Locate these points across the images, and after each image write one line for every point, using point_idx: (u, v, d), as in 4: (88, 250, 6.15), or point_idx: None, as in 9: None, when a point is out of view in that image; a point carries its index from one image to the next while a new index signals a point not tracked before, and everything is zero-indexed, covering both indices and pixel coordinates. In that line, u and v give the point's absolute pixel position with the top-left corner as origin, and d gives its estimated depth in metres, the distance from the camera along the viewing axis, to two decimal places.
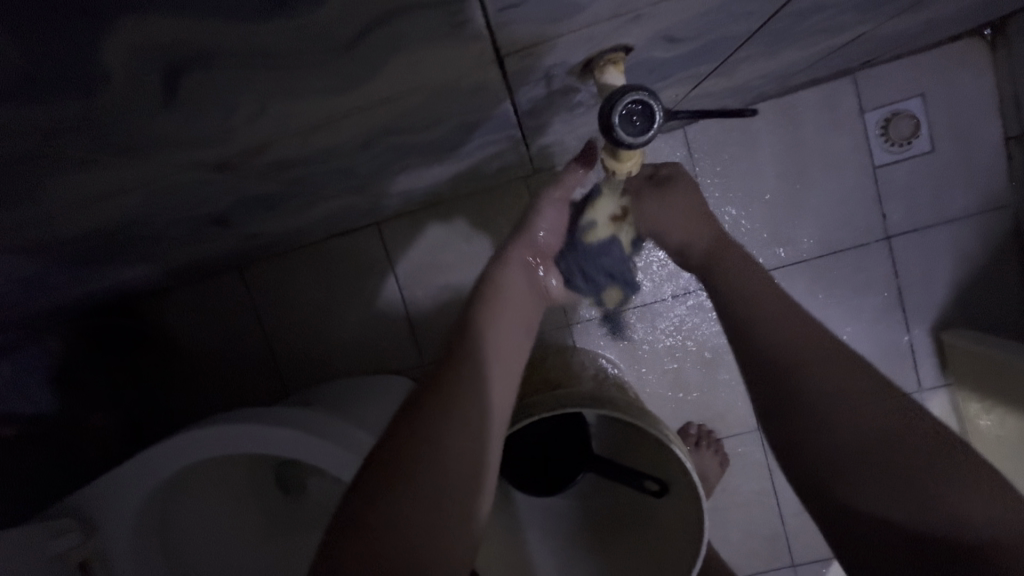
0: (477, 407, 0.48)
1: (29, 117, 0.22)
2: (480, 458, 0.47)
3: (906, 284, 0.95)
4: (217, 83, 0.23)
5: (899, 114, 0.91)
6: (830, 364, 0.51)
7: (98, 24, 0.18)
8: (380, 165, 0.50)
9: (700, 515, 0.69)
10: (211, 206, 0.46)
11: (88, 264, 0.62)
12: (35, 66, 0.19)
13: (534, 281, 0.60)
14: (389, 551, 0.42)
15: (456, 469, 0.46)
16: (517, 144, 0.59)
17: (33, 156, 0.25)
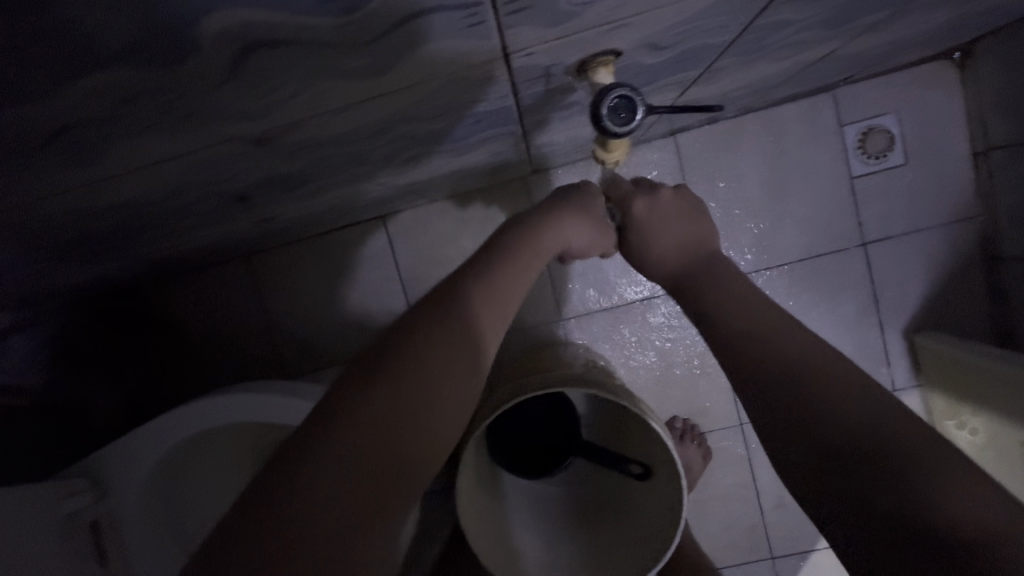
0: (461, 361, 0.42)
1: (118, 86, 0.27)
2: (399, 436, 0.38)
3: (881, 289, 1.01)
4: (274, 62, 0.28)
5: (875, 129, 0.98)
6: (826, 385, 0.43)
7: (194, 12, 0.23)
8: (391, 153, 0.54)
9: (677, 500, 0.72)
10: (239, 182, 0.50)
11: (118, 240, 0.67)
12: (143, 39, 0.24)
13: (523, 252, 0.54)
14: (311, 517, 0.35)
15: (388, 442, 0.38)
16: (516, 140, 0.65)
17: (110, 119, 0.30)
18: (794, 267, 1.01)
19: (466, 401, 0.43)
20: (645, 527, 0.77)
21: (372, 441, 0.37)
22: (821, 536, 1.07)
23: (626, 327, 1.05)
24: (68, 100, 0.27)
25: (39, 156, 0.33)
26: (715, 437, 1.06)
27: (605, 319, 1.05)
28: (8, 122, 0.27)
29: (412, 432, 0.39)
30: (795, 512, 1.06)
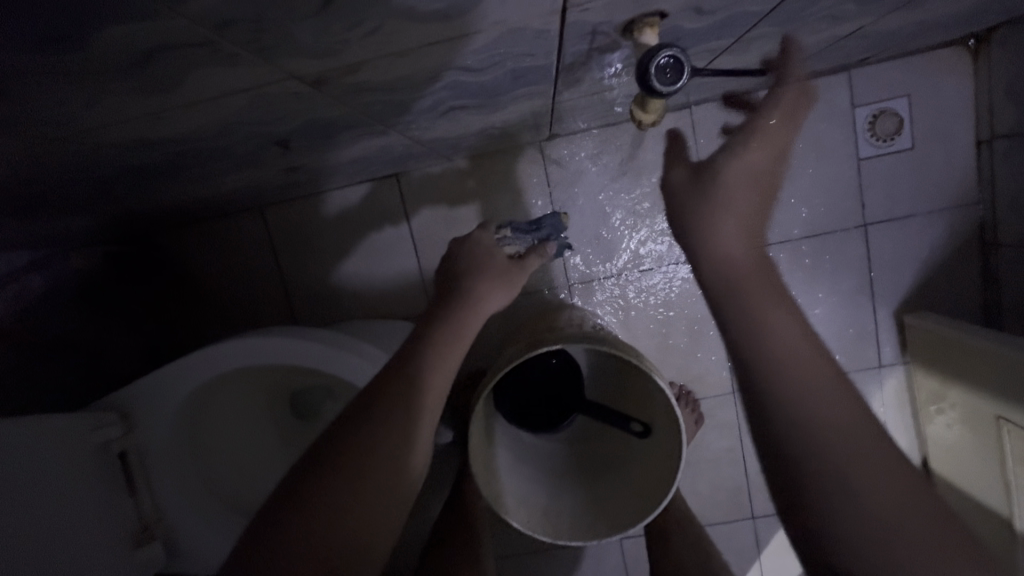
0: (412, 393, 0.56)
1: (214, 14, 0.28)
2: (363, 502, 0.51)
3: (876, 269, 1.05)
4: None
5: (887, 112, 1.00)
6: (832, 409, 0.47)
7: None
8: (430, 105, 0.56)
9: (676, 454, 0.77)
10: (284, 125, 0.52)
11: (151, 180, 0.68)
12: None
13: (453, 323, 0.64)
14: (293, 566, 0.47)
15: (357, 508, 0.50)
16: (545, 100, 0.66)
17: (198, 47, 0.31)
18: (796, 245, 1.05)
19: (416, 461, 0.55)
20: (641, 480, 0.82)
21: (344, 506, 0.50)
22: None
23: (632, 294, 1.08)
24: (166, 26, 0.28)
25: (119, 86, 0.34)
26: (709, 403, 1.11)
27: (611, 286, 1.08)
28: (105, 43, 0.29)
29: (375, 499, 0.51)
30: None
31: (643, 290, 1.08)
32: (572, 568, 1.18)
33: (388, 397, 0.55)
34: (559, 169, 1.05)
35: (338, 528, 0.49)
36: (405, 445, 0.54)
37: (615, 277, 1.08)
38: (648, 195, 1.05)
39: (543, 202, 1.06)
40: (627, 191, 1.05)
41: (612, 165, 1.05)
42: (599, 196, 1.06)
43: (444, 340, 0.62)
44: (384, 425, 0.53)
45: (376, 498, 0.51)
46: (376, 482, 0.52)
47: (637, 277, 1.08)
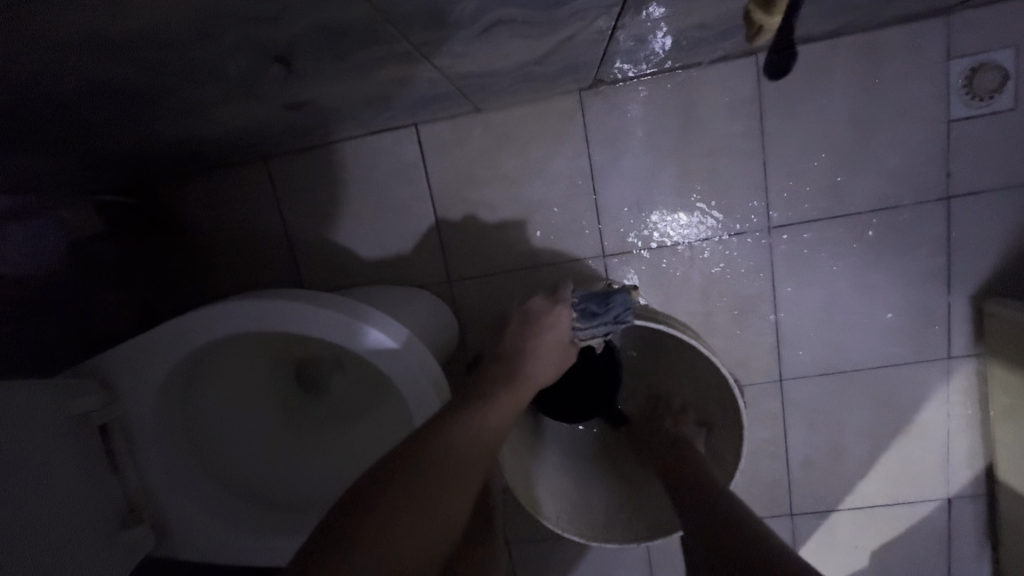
0: (452, 438, 0.61)
1: None
2: (399, 530, 0.56)
3: (957, 249, 0.93)
4: None
5: (987, 65, 0.86)
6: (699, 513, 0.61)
7: None
8: (471, 16, 0.45)
9: (737, 418, 0.70)
10: (286, 27, 0.41)
11: (132, 106, 0.57)
12: None
13: (504, 391, 0.68)
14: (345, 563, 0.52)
15: (397, 533, 0.56)
16: (606, 22, 0.54)
17: None
18: (863, 219, 0.93)
19: (455, 500, 0.61)
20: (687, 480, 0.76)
21: (388, 533, 0.55)
22: (844, 498, 1.05)
23: (674, 270, 0.97)
24: None
25: None
26: (753, 392, 1.01)
27: (651, 260, 0.97)
28: None
29: (412, 525, 0.57)
30: (822, 471, 1.04)
31: (686, 264, 0.97)
32: (590, 559, 1.11)
33: (431, 446, 0.61)
34: (600, 123, 0.93)
35: (385, 541, 0.55)
36: (444, 484, 0.60)
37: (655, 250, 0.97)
38: (700, 155, 0.93)
39: (580, 162, 0.95)
40: (675, 150, 0.93)
41: (661, 120, 0.92)
42: (645, 156, 0.94)
43: (492, 399, 0.66)
44: (427, 462, 0.60)
45: (410, 524, 0.57)
46: (408, 516, 0.57)
47: (680, 249, 0.96)
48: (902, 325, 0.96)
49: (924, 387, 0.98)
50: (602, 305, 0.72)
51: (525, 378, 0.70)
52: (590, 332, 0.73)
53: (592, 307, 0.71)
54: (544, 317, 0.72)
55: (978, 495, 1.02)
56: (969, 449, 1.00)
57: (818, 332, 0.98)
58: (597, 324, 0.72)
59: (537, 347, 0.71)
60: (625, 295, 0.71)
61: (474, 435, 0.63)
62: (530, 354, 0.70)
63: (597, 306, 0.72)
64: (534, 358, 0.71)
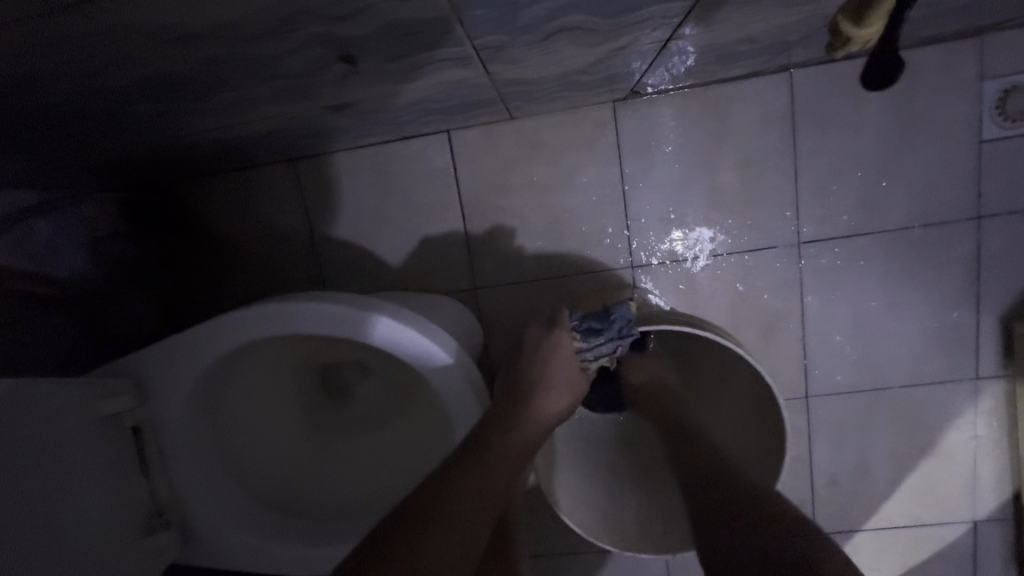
0: (483, 464, 0.61)
1: None
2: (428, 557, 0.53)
3: (988, 268, 0.92)
4: None
5: (1020, 87, 0.86)
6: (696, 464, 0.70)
7: None
8: (540, 20, 0.45)
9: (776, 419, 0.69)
10: (358, 24, 0.40)
11: (179, 103, 0.57)
12: None
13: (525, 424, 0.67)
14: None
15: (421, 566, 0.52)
16: (663, 32, 0.54)
17: None
18: (893, 236, 0.93)
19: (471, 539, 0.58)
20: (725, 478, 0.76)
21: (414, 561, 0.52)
22: (868, 518, 1.03)
23: (702, 282, 0.96)
24: None
25: None
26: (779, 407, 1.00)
27: (678, 272, 0.97)
28: None
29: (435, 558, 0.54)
30: (848, 491, 1.02)
31: (714, 277, 0.96)
32: (609, 575, 1.09)
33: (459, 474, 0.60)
34: (632, 134, 0.93)
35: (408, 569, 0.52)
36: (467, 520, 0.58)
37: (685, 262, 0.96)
38: (731, 169, 0.93)
39: (610, 172, 0.95)
40: (706, 163, 0.93)
41: (694, 132, 0.92)
42: (678, 169, 0.94)
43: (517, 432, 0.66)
44: (457, 489, 0.59)
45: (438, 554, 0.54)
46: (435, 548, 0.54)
47: (709, 262, 0.96)
48: (932, 344, 0.96)
49: (952, 407, 0.98)
50: (603, 321, 0.71)
51: (541, 409, 0.69)
52: (598, 350, 0.71)
53: (594, 324, 0.70)
54: (547, 343, 0.71)
55: (1005, 518, 1.01)
56: (996, 471, 0.99)
57: (846, 348, 0.97)
58: (601, 342, 0.71)
59: (549, 372, 0.69)
60: (624, 307, 0.70)
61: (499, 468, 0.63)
62: (543, 381, 0.69)
63: (598, 322, 0.71)
64: (545, 386, 0.69)
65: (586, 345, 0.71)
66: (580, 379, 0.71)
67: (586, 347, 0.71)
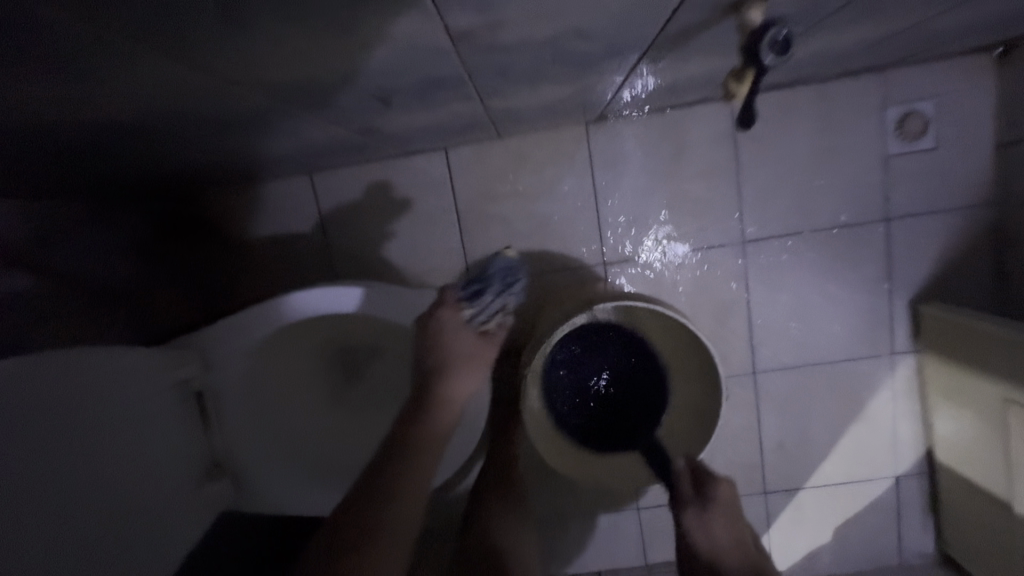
0: (394, 475, 0.75)
1: None
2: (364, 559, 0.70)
3: (896, 260, 1.11)
4: None
5: (915, 112, 1.06)
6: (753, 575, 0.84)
7: None
8: (530, 73, 0.60)
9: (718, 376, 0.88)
10: (400, 80, 0.55)
11: (238, 133, 0.71)
12: None
13: (438, 418, 0.80)
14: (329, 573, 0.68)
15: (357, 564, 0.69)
16: (622, 75, 0.71)
17: None
18: (819, 236, 1.11)
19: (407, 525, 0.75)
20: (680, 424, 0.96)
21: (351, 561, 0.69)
22: (810, 477, 1.20)
23: (664, 276, 1.13)
24: None
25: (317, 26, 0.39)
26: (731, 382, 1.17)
27: (644, 267, 1.13)
28: None
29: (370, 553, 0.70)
30: (792, 454, 1.20)
31: (674, 270, 1.13)
32: (591, 535, 1.24)
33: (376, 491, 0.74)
34: (603, 150, 1.10)
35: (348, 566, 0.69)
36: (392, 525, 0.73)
37: (651, 258, 1.13)
38: (686, 179, 1.10)
39: (585, 182, 1.11)
40: (666, 174, 1.10)
41: (655, 149, 1.10)
42: (641, 180, 1.11)
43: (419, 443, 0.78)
44: (385, 501, 0.74)
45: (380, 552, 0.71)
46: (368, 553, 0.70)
47: (668, 258, 1.13)
48: (854, 325, 1.14)
49: (874, 379, 1.16)
50: (484, 280, 0.79)
51: (448, 388, 0.80)
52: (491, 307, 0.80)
53: (477, 287, 0.78)
54: (435, 329, 0.79)
55: (922, 473, 1.19)
56: (912, 431, 1.17)
57: (785, 330, 1.15)
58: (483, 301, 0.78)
59: (443, 352, 0.78)
60: (500, 262, 0.78)
61: (416, 473, 0.77)
62: (437, 367, 0.79)
63: (479, 283, 0.79)
64: (436, 365, 0.79)
65: (473, 308, 0.78)
66: (485, 354, 0.83)
67: (475, 310, 0.79)
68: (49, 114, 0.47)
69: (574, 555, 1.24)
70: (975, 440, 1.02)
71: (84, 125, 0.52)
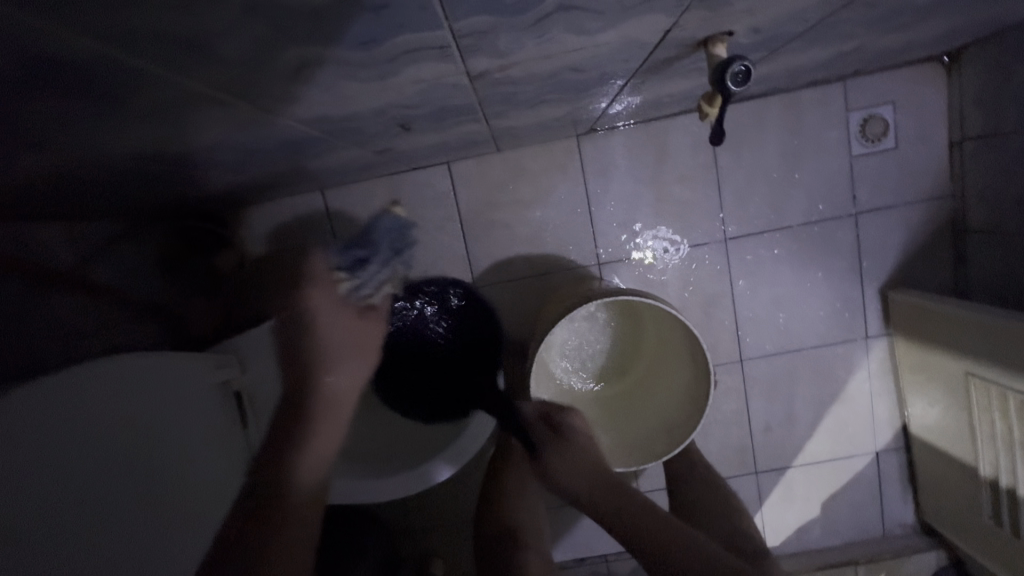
0: (296, 451, 0.83)
1: (472, 28, 0.41)
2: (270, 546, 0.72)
3: (866, 252, 1.21)
4: (558, 23, 0.44)
5: (875, 116, 1.16)
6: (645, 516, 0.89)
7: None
8: (532, 98, 0.69)
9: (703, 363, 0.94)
10: (421, 109, 0.64)
11: (268, 160, 0.79)
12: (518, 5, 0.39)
13: (339, 395, 0.87)
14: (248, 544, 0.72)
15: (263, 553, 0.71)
16: (611, 95, 0.79)
17: (436, 49, 0.44)
18: (795, 232, 1.21)
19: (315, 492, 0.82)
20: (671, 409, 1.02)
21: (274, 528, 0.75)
22: (797, 456, 1.29)
23: (655, 274, 1.22)
24: (431, 35, 0.41)
25: (361, 74, 0.47)
26: (720, 370, 1.26)
27: (635, 266, 1.22)
28: (387, 48, 0.42)
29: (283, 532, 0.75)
30: (779, 435, 1.29)
31: (664, 268, 1.22)
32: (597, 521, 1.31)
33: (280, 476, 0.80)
34: (593, 159, 1.19)
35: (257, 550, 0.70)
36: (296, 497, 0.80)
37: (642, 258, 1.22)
38: (671, 184, 1.20)
39: (578, 190, 1.20)
40: (653, 180, 1.20)
41: (641, 156, 1.19)
42: (630, 186, 1.20)
43: (317, 420, 0.85)
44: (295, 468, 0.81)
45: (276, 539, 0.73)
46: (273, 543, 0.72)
47: (658, 257, 1.22)
48: (830, 312, 1.24)
49: (851, 362, 1.26)
50: (371, 252, 0.94)
51: (337, 371, 0.87)
52: (375, 277, 0.93)
53: (364, 257, 0.93)
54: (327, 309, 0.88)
55: (899, 447, 1.29)
56: (888, 408, 1.27)
57: (767, 320, 1.24)
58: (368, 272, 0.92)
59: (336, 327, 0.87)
60: (377, 231, 0.95)
61: (322, 444, 0.85)
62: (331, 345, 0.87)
63: (364, 254, 0.93)
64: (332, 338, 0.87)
65: (353, 276, 0.91)
66: (366, 330, 0.91)
67: (358, 280, 0.91)
68: (121, 152, 0.54)
69: (581, 539, 1.32)
70: (943, 412, 1.12)
71: (143, 159, 0.60)
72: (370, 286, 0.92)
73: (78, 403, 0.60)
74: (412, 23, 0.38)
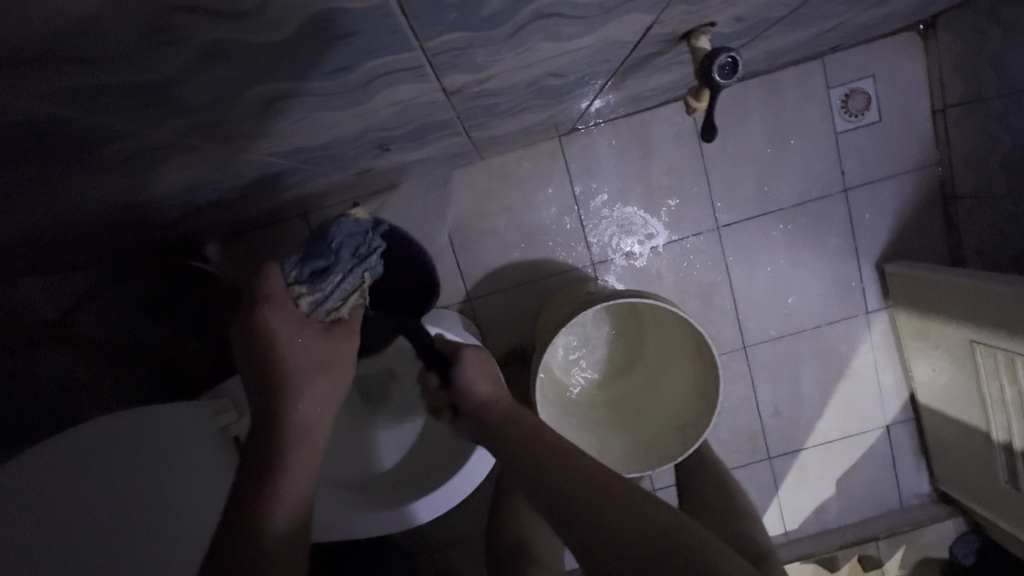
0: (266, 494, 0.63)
1: (447, 47, 0.39)
2: None
3: (859, 227, 1.21)
4: (536, 33, 0.42)
5: (857, 90, 1.15)
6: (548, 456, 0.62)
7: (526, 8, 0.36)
8: (513, 107, 0.67)
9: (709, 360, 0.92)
10: (401, 129, 0.61)
11: (251, 194, 0.77)
12: (493, 18, 0.36)
13: (307, 424, 0.67)
14: None
15: None
16: (593, 95, 0.77)
17: (411, 70, 0.42)
18: (787, 213, 1.20)
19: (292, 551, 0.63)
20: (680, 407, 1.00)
21: None
22: (809, 437, 1.29)
23: (651, 269, 1.21)
24: (404, 58, 0.39)
25: (334, 102, 0.45)
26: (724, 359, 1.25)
27: (630, 263, 1.21)
28: (358, 74, 0.40)
29: None
30: (788, 418, 1.28)
31: (659, 262, 1.21)
32: None
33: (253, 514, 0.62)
34: (578, 159, 1.17)
35: None
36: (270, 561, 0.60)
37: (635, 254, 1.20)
38: (658, 177, 1.18)
39: (566, 191, 1.18)
40: (640, 174, 1.18)
41: (626, 152, 1.17)
42: (618, 182, 1.18)
43: (290, 451, 0.65)
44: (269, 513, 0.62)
45: None
46: None
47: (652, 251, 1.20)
48: (829, 291, 1.23)
49: (854, 338, 1.25)
50: (328, 257, 0.68)
51: (299, 399, 0.66)
52: (342, 288, 0.70)
53: (318, 265, 0.67)
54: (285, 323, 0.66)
55: (909, 418, 1.28)
56: (894, 380, 1.26)
57: (767, 304, 1.23)
58: (328, 282, 0.68)
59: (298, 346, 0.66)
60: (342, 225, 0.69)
61: (298, 484, 0.65)
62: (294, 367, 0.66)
63: (322, 261, 0.67)
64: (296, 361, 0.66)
65: (311, 290, 0.67)
66: (343, 347, 0.71)
67: (315, 296, 0.67)
68: (93, 205, 0.52)
69: None
70: (950, 380, 1.11)
71: (121, 207, 0.58)
72: (333, 300, 0.69)
73: (84, 459, 0.58)
74: (384, 48, 0.36)
